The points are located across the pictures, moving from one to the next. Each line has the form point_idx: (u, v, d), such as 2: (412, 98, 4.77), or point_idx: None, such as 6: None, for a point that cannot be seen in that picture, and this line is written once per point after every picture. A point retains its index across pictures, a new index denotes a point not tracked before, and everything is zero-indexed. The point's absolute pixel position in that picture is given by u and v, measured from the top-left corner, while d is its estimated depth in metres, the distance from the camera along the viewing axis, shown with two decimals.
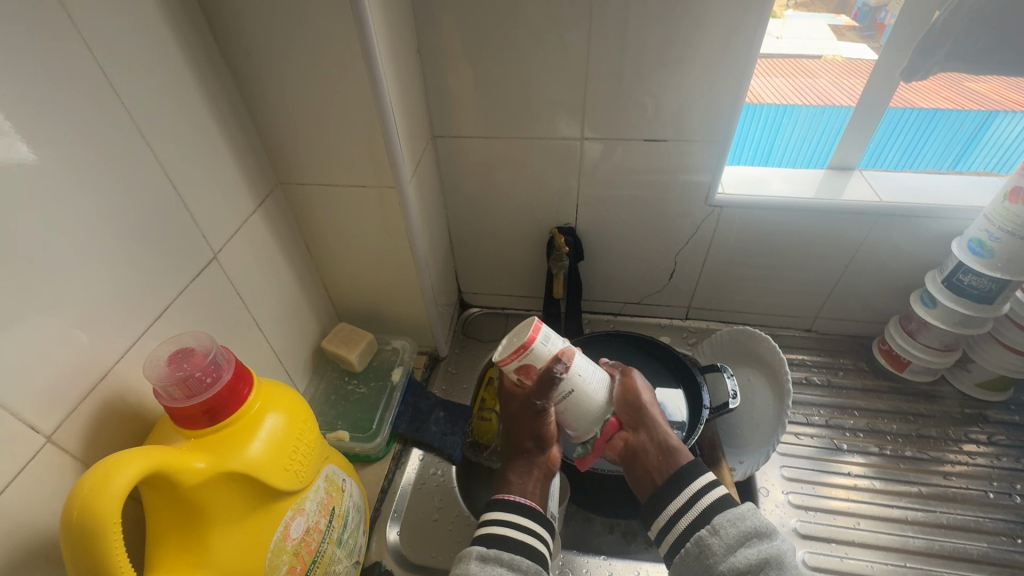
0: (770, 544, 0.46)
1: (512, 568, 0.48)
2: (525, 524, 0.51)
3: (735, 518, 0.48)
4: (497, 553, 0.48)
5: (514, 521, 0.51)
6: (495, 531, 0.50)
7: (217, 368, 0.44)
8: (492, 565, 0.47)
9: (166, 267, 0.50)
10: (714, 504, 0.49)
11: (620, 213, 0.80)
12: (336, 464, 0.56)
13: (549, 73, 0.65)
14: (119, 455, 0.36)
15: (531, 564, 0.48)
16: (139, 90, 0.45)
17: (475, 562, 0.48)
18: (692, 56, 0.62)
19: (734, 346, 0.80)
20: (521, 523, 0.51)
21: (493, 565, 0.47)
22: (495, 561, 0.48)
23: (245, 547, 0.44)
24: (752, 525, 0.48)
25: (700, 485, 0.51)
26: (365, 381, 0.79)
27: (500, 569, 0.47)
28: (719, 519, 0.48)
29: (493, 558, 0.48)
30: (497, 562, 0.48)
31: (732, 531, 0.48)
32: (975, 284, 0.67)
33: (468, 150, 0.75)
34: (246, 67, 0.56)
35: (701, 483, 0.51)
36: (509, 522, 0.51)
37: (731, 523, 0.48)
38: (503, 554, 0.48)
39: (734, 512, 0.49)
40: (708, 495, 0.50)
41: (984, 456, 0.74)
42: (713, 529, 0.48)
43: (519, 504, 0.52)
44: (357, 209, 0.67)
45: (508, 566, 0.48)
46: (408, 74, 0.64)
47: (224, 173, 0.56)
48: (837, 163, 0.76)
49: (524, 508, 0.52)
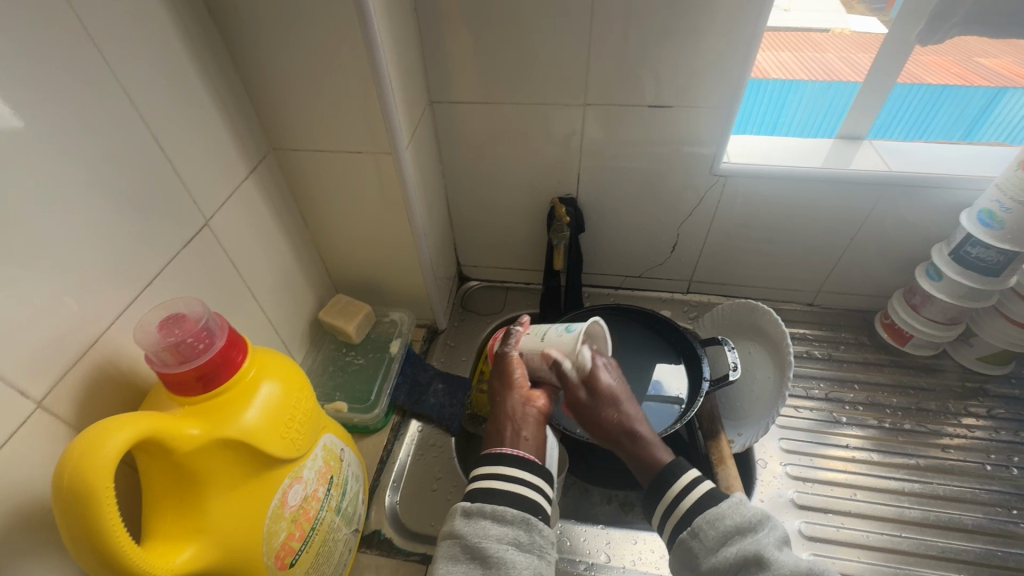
0: (752, 538, 0.43)
1: (497, 519, 0.44)
2: (512, 473, 0.46)
3: (715, 518, 0.45)
4: (481, 507, 0.45)
5: (501, 472, 0.46)
6: (484, 482, 0.46)
7: (210, 334, 0.43)
8: (476, 519, 0.44)
9: (155, 233, 0.48)
10: (696, 504, 0.46)
11: (623, 183, 0.78)
12: (334, 433, 0.56)
13: (552, 34, 0.63)
14: (111, 420, 0.35)
15: (517, 513, 0.44)
16: (123, 46, 0.43)
17: (460, 519, 0.45)
18: (705, 16, 0.59)
19: (735, 319, 0.79)
20: (508, 473, 0.46)
21: (477, 519, 0.44)
22: (479, 514, 0.44)
23: (242, 513, 0.43)
24: (732, 523, 0.44)
25: (681, 484, 0.48)
26: (363, 352, 0.78)
27: (484, 522, 0.43)
28: (700, 521, 0.45)
29: (477, 512, 0.44)
30: (482, 515, 0.44)
31: (712, 532, 0.44)
32: (983, 256, 0.66)
33: (467, 117, 0.73)
34: (233, 25, 0.53)
35: (683, 481, 0.48)
36: (495, 473, 0.46)
37: (710, 525, 0.44)
38: (486, 507, 0.44)
39: (713, 511, 0.45)
40: (689, 495, 0.47)
41: (983, 429, 0.74)
42: (693, 530, 0.45)
43: (511, 455, 0.47)
44: (353, 177, 0.65)
45: (492, 518, 0.44)
46: (404, 37, 0.61)
47: (215, 137, 0.54)
48: (846, 132, 0.74)
49: (512, 458, 0.47)
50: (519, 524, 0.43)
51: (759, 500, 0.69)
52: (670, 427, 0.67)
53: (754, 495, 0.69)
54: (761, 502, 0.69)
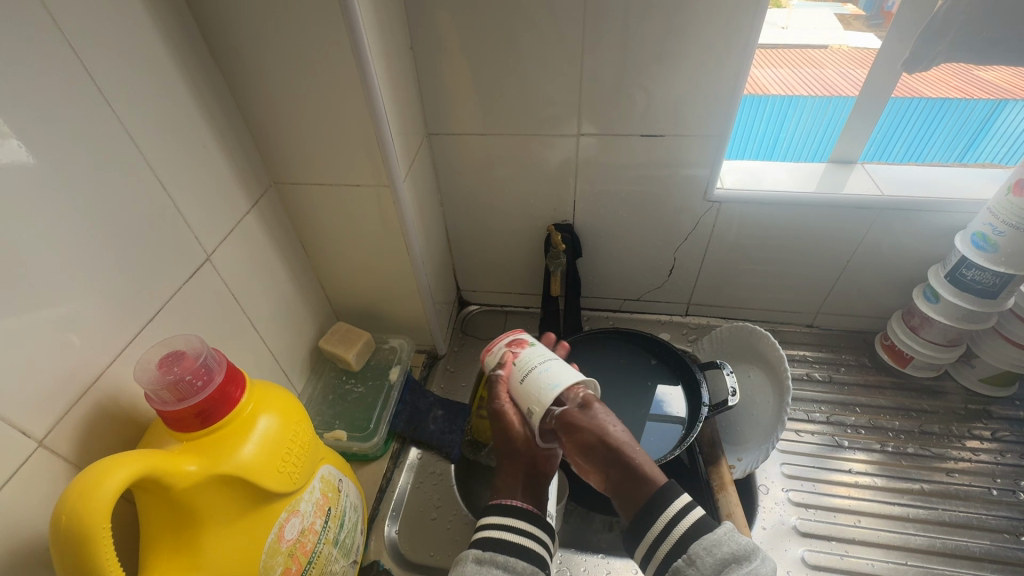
0: (750, 567, 0.42)
1: (508, 570, 0.46)
2: (518, 526, 0.49)
3: (711, 545, 0.44)
4: (492, 555, 0.47)
5: (509, 525, 0.49)
6: (491, 533, 0.49)
7: (209, 370, 0.44)
8: (488, 568, 0.46)
9: (158, 268, 0.49)
10: (691, 529, 0.44)
11: (618, 209, 0.79)
12: (332, 464, 0.56)
13: (545, 67, 0.65)
14: (110, 459, 0.36)
15: (526, 565, 0.47)
16: (127, 93, 0.45)
17: (471, 565, 0.47)
18: (692, 49, 0.61)
19: (735, 343, 0.79)
20: (515, 526, 0.49)
21: (488, 567, 0.46)
22: (490, 563, 0.47)
23: (237, 549, 0.44)
24: (728, 551, 0.43)
25: (672, 512, 0.45)
26: (363, 380, 0.78)
27: (495, 572, 0.46)
28: (695, 548, 0.44)
29: (488, 560, 0.47)
30: (492, 564, 0.47)
31: (708, 560, 0.43)
32: (979, 279, 0.66)
33: (464, 146, 0.75)
34: (236, 67, 0.55)
35: (677, 507, 0.45)
36: (503, 525, 0.49)
37: (707, 552, 0.43)
38: (497, 557, 0.47)
39: (709, 538, 0.44)
40: (684, 519, 0.45)
41: (988, 452, 0.73)
42: (689, 559, 0.43)
43: (515, 506, 0.50)
44: (352, 208, 0.67)
45: (504, 568, 0.46)
46: (401, 73, 0.63)
47: (216, 173, 0.56)
48: (838, 156, 0.75)
49: (521, 512, 0.50)
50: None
51: (762, 528, 0.68)
52: (671, 452, 0.67)
53: (756, 523, 0.69)
54: (764, 529, 0.68)
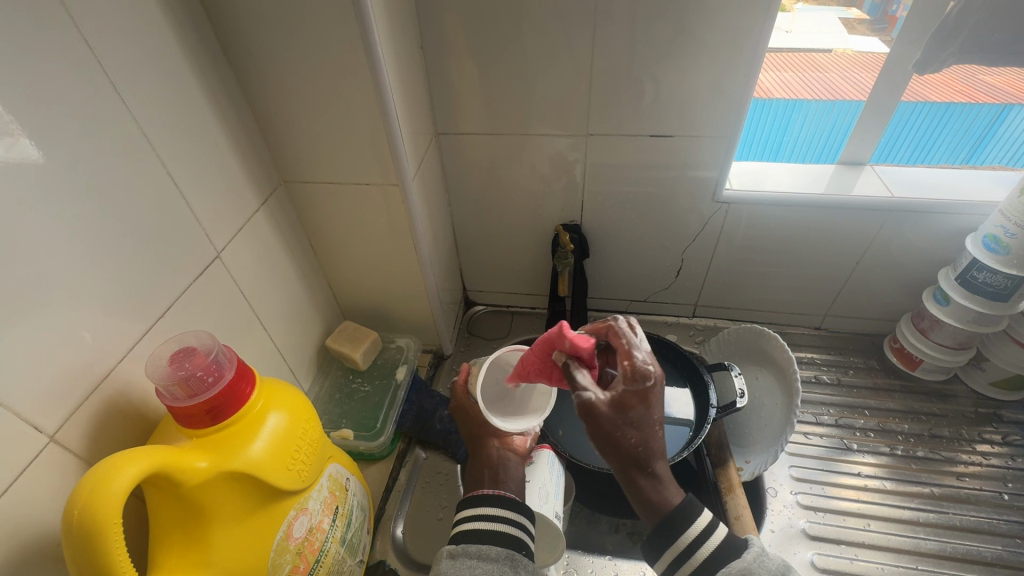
0: None
1: (482, 558, 0.46)
2: (489, 513, 0.49)
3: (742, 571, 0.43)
4: (465, 547, 0.46)
5: (480, 513, 0.49)
6: (465, 527, 0.48)
7: (219, 367, 0.44)
8: (462, 560, 0.46)
9: (168, 265, 0.49)
10: (717, 552, 0.44)
11: (626, 210, 0.79)
12: (340, 463, 0.56)
13: (554, 67, 0.65)
14: (122, 455, 0.36)
15: (500, 550, 0.46)
16: (139, 90, 0.45)
17: (446, 561, 0.46)
18: (702, 50, 0.61)
19: (742, 344, 0.79)
20: (487, 514, 0.49)
21: (463, 560, 0.46)
22: (465, 555, 0.46)
23: (246, 547, 0.43)
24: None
25: (696, 530, 0.44)
26: (369, 379, 0.79)
27: (470, 563, 0.45)
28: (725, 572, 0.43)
29: (462, 553, 0.46)
30: (467, 556, 0.46)
31: None
32: (990, 281, 0.66)
33: (473, 146, 0.75)
34: (247, 65, 0.55)
35: (700, 525, 0.45)
36: (475, 515, 0.49)
37: None
38: (471, 547, 0.47)
39: (740, 563, 0.43)
40: (709, 539, 0.44)
41: (998, 456, 0.73)
42: None
43: (488, 496, 0.50)
44: (361, 207, 0.67)
45: (477, 557, 0.46)
46: (411, 72, 0.63)
47: (227, 170, 0.56)
48: (848, 157, 0.75)
49: (492, 501, 0.50)
50: (504, 560, 0.46)
51: (770, 531, 0.68)
52: (678, 454, 0.67)
53: (764, 525, 0.68)
54: (772, 532, 0.67)
